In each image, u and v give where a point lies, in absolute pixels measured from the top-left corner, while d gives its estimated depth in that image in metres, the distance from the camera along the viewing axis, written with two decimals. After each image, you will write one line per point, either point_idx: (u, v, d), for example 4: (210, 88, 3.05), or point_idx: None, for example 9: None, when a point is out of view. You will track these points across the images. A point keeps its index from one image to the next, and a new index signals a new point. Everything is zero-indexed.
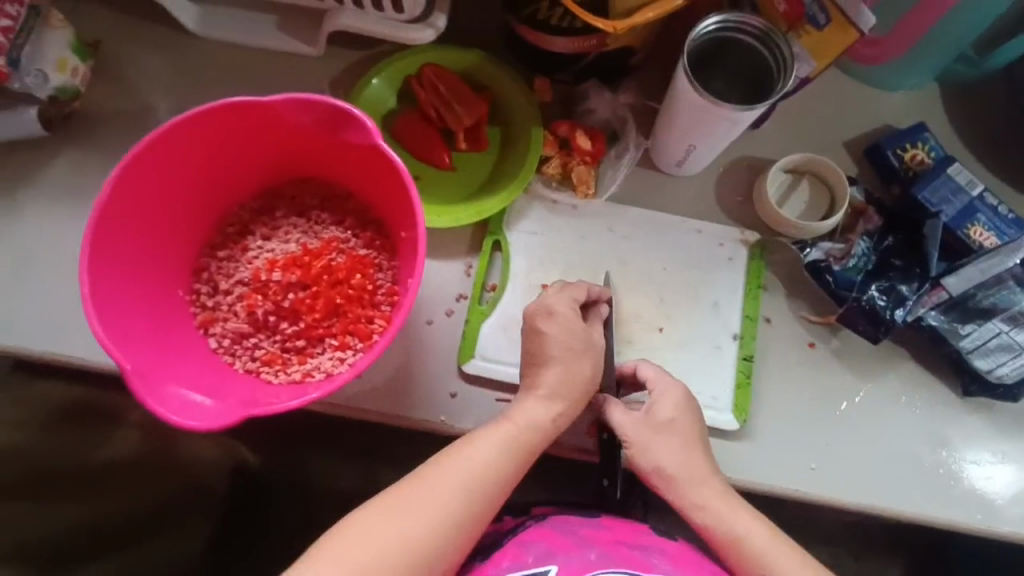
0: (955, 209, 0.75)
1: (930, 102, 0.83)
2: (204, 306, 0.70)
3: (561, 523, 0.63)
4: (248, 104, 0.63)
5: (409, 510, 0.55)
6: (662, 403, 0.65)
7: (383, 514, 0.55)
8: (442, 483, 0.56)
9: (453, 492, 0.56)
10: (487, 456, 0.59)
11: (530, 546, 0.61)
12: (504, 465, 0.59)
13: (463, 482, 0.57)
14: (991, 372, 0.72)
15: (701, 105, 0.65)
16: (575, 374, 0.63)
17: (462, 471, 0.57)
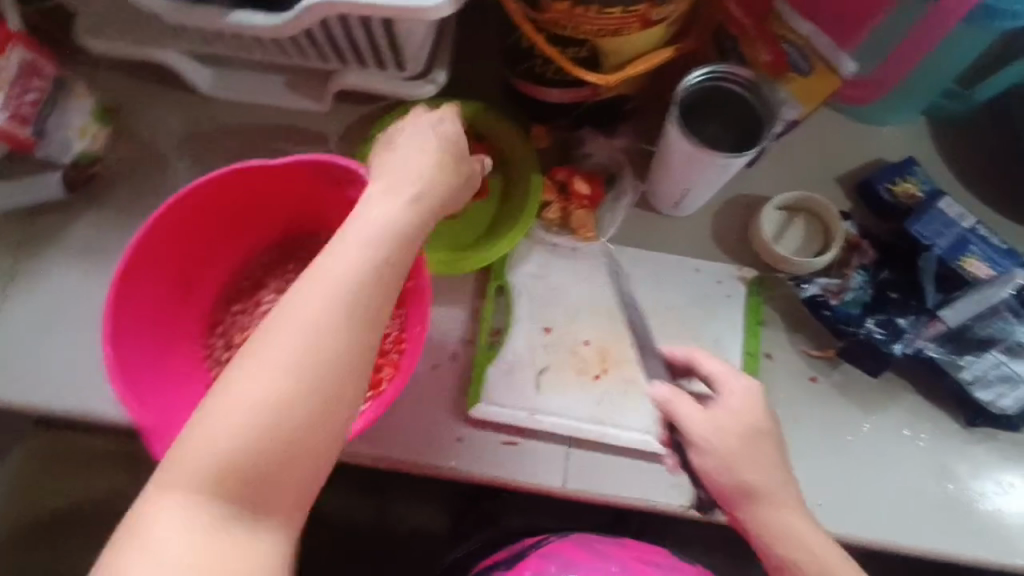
0: (947, 242, 0.76)
1: (919, 136, 0.85)
2: (219, 360, 0.72)
3: (583, 540, 0.75)
4: (262, 166, 0.67)
5: (311, 320, 0.43)
6: (734, 406, 0.62)
7: (280, 328, 0.43)
8: (336, 288, 0.44)
9: (354, 298, 0.44)
10: (369, 247, 0.47)
11: (554, 557, 0.72)
12: (401, 256, 0.48)
13: (363, 277, 0.45)
14: (993, 403, 0.73)
15: (693, 153, 0.68)
16: (738, 427, 0.61)
17: (342, 271, 0.45)
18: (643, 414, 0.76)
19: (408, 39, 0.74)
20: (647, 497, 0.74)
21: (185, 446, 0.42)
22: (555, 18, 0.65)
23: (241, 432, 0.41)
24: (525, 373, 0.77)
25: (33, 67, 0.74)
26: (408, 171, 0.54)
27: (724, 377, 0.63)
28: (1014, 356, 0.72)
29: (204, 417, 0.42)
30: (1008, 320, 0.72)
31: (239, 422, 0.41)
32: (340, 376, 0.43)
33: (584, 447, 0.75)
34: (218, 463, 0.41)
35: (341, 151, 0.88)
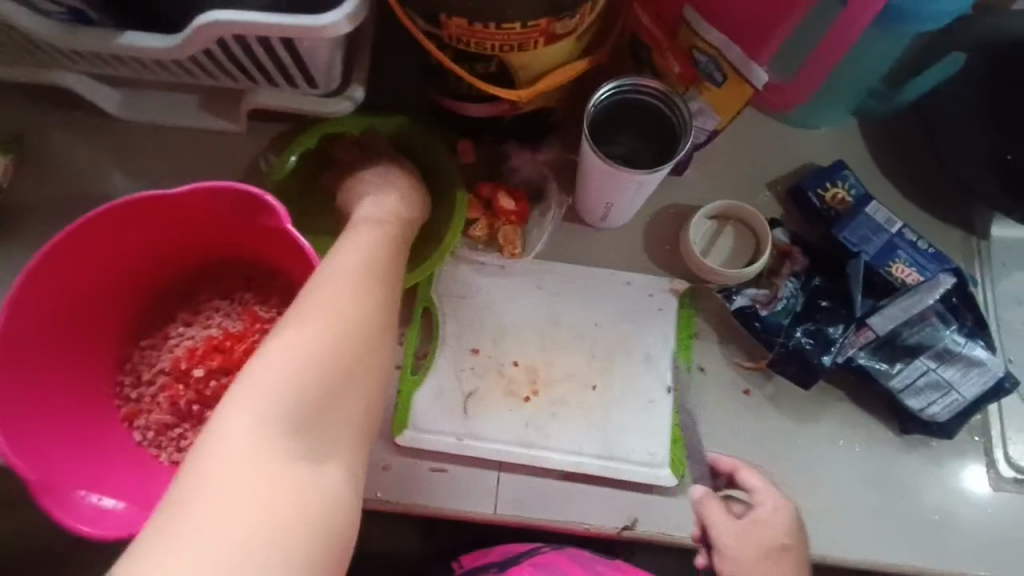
0: (875, 248, 0.75)
1: (849, 139, 0.84)
2: (128, 398, 0.69)
3: (580, 556, 0.72)
4: (153, 197, 0.64)
5: (302, 339, 0.47)
6: (768, 528, 0.61)
7: (271, 353, 0.47)
8: (319, 314, 0.50)
9: (339, 317, 0.50)
10: (341, 285, 0.54)
11: (548, 567, 0.70)
12: (372, 288, 0.55)
13: (337, 306, 0.51)
14: (923, 410, 0.72)
15: (607, 170, 0.66)
16: (775, 538, 0.60)
17: (320, 302, 0.51)
18: (573, 434, 0.74)
19: (314, 57, 0.71)
20: (579, 519, 0.72)
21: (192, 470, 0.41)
22: (457, 34, 0.62)
23: (256, 439, 0.42)
24: (451, 398, 0.75)
25: None
26: (355, 242, 0.62)
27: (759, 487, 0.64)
28: (943, 363, 0.72)
29: (207, 441, 0.42)
30: (936, 326, 0.72)
31: (248, 434, 0.42)
32: (334, 386, 0.47)
33: (514, 472, 0.73)
34: (227, 476, 0.40)
35: (261, 171, 0.85)
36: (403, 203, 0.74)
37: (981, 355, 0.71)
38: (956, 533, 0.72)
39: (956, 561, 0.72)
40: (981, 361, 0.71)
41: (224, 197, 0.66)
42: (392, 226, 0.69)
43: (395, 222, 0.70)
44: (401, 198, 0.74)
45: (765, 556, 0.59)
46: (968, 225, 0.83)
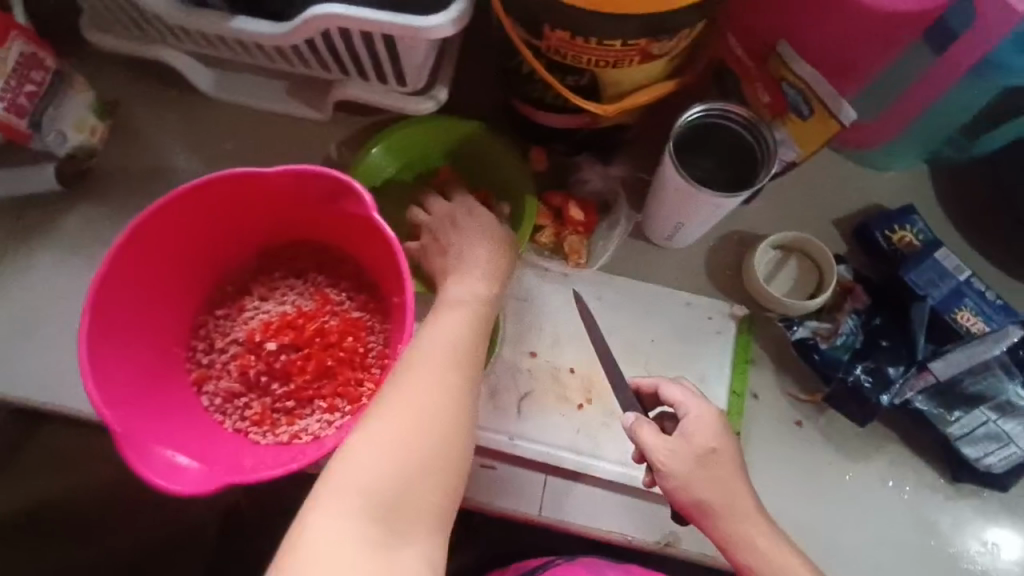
0: (941, 293, 0.75)
1: (918, 183, 0.85)
2: (199, 363, 0.72)
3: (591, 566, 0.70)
4: (251, 174, 0.66)
5: (393, 429, 0.50)
6: (700, 433, 0.61)
7: (353, 457, 0.48)
8: (399, 413, 0.51)
9: (433, 404, 0.52)
10: (424, 377, 0.53)
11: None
12: (454, 377, 0.54)
13: (418, 403, 0.51)
14: (980, 460, 0.72)
15: (685, 189, 0.68)
16: (708, 445, 0.61)
17: (403, 396, 0.52)
18: (622, 447, 0.75)
19: (411, 57, 0.74)
20: (621, 530, 0.73)
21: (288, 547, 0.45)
22: (556, 45, 0.65)
23: (346, 530, 0.45)
24: (506, 399, 0.76)
25: (34, 58, 0.73)
26: (453, 315, 0.62)
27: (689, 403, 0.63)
28: (1003, 415, 0.71)
29: (304, 523, 0.46)
30: (1000, 377, 0.72)
31: (340, 522, 0.45)
32: (419, 475, 0.49)
33: (561, 477, 0.74)
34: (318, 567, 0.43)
35: (338, 161, 0.88)
36: (488, 287, 0.68)
37: None
38: None
39: None
40: None
41: (314, 181, 0.68)
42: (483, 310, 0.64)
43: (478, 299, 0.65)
44: (487, 279, 0.68)
45: (700, 464, 0.60)
46: None
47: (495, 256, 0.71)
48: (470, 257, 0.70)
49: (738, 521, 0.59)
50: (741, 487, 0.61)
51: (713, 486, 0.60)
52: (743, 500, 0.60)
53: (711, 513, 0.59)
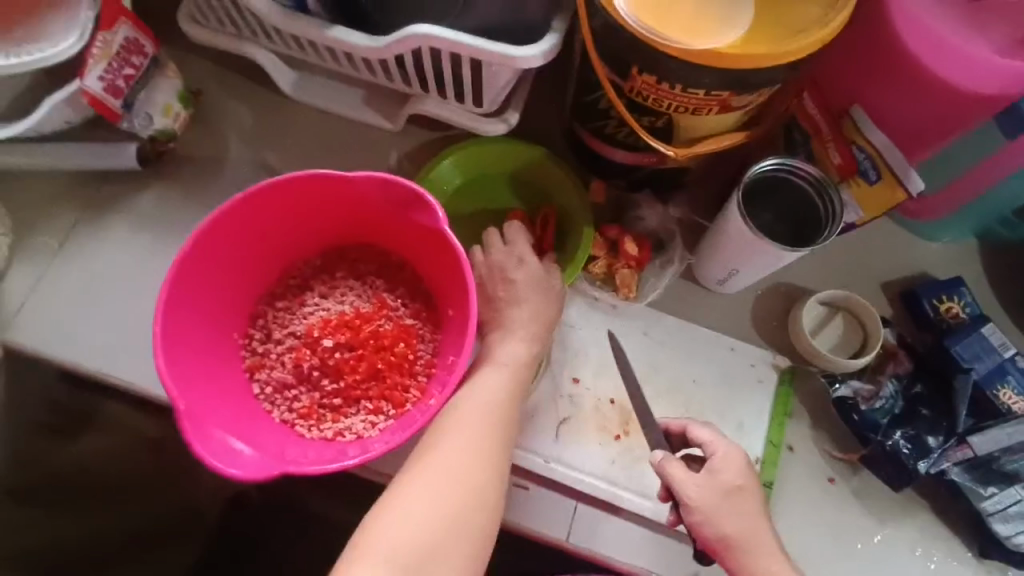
0: (986, 367, 0.76)
1: (968, 257, 0.86)
2: (255, 351, 0.74)
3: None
4: (334, 176, 0.69)
5: (427, 491, 0.58)
6: (727, 472, 0.65)
7: (392, 515, 0.57)
8: (433, 477, 0.59)
9: (461, 470, 0.60)
10: (456, 446, 0.61)
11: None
12: (482, 447, 0.62)
13: (448, 472, 0.60)
14: (1011, 538, 0.71)
15: (748, 238, 0.70)
16: (733, 483, 0.64)
17: (440, 455, 0.61)
18: (654, 482, 0.76)
19: (493, 80, 0.77)
20: (646, 567, 0.73)
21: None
22: (640, 88, 0.68)
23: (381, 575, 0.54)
24: (544, 421, 0.77)
25: (135, 44, 0.77)
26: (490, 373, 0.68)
27: (719, 442, 0.66)
28: None
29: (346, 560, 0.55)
30: None
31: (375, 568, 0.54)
32: (446, 534, 0.57)
33: (592, 506, 0.75)
34: None
35: (403, 172, 0.91)
36: (528, 350, 0.72)
37: None
38: None
39: None
40: None
41: (389, 189, 0.70)
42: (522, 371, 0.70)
43: (516, 363, 0.70)
44: (528, 340, 0.72)
45: (727, 500, 0.64)
46: None
47: (539, 315, 0.74)
48: (520, 299, 0.75)
49: (760, 554, 0.63)
50: (762, 523, 0.64)
51: (738, 520, 0.63)
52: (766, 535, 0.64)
53: (735, 545, 0.63)
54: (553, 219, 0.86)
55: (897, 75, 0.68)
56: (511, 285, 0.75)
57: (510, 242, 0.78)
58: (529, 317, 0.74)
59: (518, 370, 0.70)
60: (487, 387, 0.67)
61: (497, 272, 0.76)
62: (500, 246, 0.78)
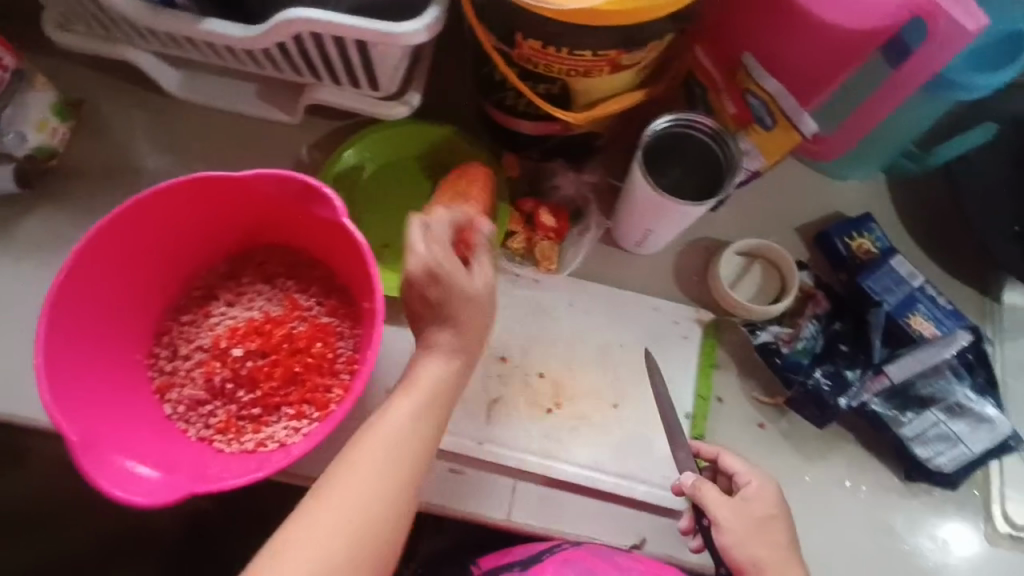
0: (896, 299, 0.78)
1: (878, 193, 0.88)
2: (163, 370, 0.71)
3: (602, 549, 0.69)
4: (218, 177, 0.66)
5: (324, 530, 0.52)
6: (758, 499, 0.66)
7: (280, 560, 0.50)
8: (333, 516, 0.52)
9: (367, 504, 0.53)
10: (354, 497, 0.53)
11: (573, 563, 0.67)
12: (392, 478, 0.54)
13: (340, 529, 0.52)
14: (931, 460, 0.74)
15: (652, 198, 0.69)
16: (767, 512, 0.66)
17: (345, 487, 0.53)
18: (589, 450, 0.76)
19: (383, 61, 0.73)
20: (588, 534, 0.74)
21: None
22: (527, 54, 0.66)
23: None
24: (475, 403, 0.76)
25: None
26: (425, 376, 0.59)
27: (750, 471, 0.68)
28: (953, 416, 0.74)
29: None
30: (949, 379, 0.75)
31: None
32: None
33: (529, 480, 0.75)
34: None
35: (309, 166, 0.87)
36: (453, 369, 0.60)
37: (990, 412, 0.74)
38: None
39: None
40: (989, 419, 0.74)
41: (282, 185, 0.67)
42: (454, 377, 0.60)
43: (440, 389, 0.59)
44: (455, 355, 0.60)
45: (765, 523, 0.65)
46: (984, 287, 0.87)
47: (466, 330, 0.60)
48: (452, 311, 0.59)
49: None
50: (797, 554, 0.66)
51: (775, 545, 0.65)
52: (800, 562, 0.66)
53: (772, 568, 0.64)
54: None
55: (782, 18, 0.68)
56: (438, 299, 0.58)
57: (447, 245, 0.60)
58: (451, 331, 0.60)
59: (439, 399, 0.59)
60: (401, 419, 0.56)
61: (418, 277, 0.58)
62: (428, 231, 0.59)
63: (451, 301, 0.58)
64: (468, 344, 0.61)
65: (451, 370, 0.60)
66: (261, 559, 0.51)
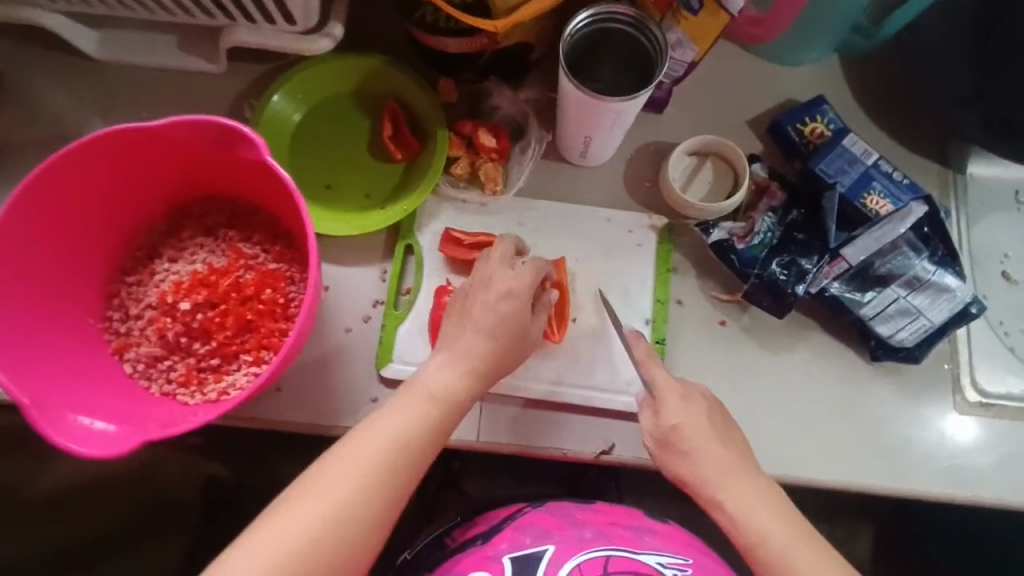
0: (851, 179, 0.76)
1: (830, 75, 0.85)
2: (118, 332, 0.72)
3: (558, 508, 0.70)
4: (132, 130, 0.65)
5: (335, 489, 0.56)
6: (666, 409, 0.65)
7: (296, 510, 0.55)
8: (344, 478, 0.57)
9: (375, 470, 0.58)
10: (347, 479, 0.57)
11: (529, 528, 0.68)
12: (402, 455, 0.59)
13: (317, 522, 0.55)
14: (892, 336, 0.74)
15: (582, 99, 0.67)
16: (682, 424, 0.64)
17: (362, 452, 0.58)
18: (553, 366, 0.76)
19: None
20: (558, 445, 0.74)
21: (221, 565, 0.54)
22: None
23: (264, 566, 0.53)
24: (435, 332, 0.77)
25: None
26: (460, 342, 0.64)
27: (661, 384, 0.67)
28: (912, 290, 0.73)
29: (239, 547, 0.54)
30: (907, 254, 0.74)
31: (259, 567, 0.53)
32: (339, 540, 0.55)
33: (495, 403, 0.75)
34: None
35: (243, 115, 0.85)
36: (465, 380, 0.63)
37: (949, 282, 0.73)
38: (926, 453, 0.75)
39: (926, 483, 0.74)
40: (949, 288, 0.73)
41: (198, 131, 0.66)
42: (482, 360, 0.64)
43: (450, 396, 0.62)
44: (466, 375, 0.63)
45: (683, 434, 0.64)
46: (945, 159, 0.84)
47: (480, 361, 0.64)
48: (502, 290, 0.66)
49: (732, 479, 0.62)
50: (738, 455, 0.64)
51: (702, 452, 0.63)
52: (745, 463, 0.64)
53: (705, 477, 0.63)
54: (406, 124, 0.82)
55: None
56: (487, 310, 0.65)
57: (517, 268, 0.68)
58: (483, 351, 0.64)
59: (447, 403, 0.62)
60: (405, 421, 0.60)
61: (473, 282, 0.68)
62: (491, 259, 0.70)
63: (490, 323, 0.64)
64: (508, 361, 0.66)
65: (479, 355, 0.64)
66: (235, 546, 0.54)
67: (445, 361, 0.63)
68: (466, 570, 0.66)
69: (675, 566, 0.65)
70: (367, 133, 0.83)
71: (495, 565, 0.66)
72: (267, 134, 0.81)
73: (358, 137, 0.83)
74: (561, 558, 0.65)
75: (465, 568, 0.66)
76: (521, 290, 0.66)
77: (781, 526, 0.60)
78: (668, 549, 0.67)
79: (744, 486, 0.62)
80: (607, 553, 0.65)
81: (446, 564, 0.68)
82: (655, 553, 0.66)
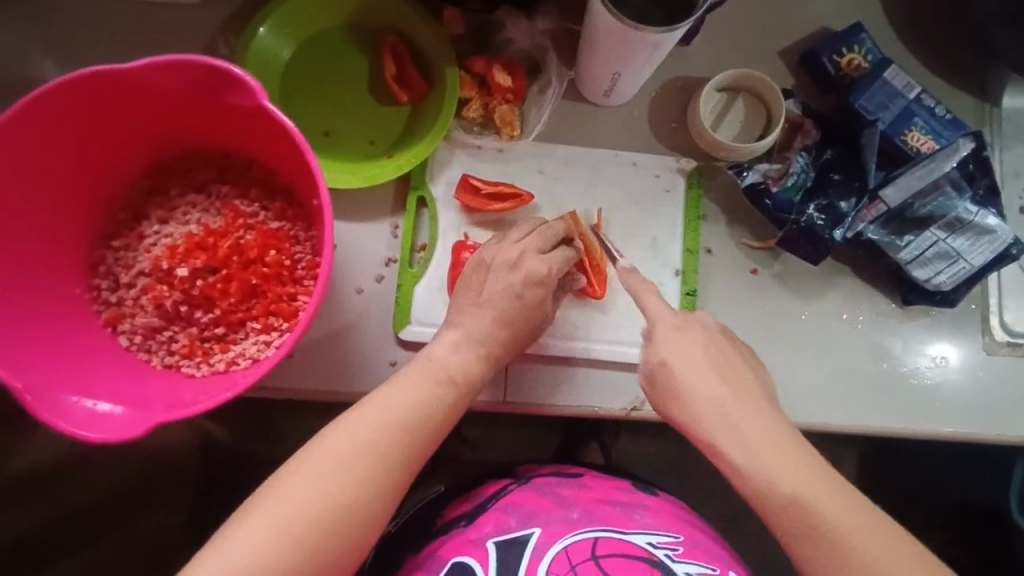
0: (892, 115, 0.72)
1: (867, 2, 0.79)
2: (108, 303, 0.65)
3: (545, 487, 0.65)
4: (106, 72, 0.56)
5: (352, 458, 0.52)
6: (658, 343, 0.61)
7: (308, 478, 0.50)
8: (361, 449, 0.52)
9: (392, 442, 0.54)
10: (364, 449, 0.52)
11: (514, 510, 0.63)
12: (422, 432, 0.56)
13: (333, 498, 0.50)
14: (930, 280, 0.72)
15: (620, 30, 0.60)
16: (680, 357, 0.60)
17: (382, 422, 0.54)
18: (581, 323, 0.73)
19: None
20: (587, 403, 0.72)
21: (222, 536, 0.47)
22: None
23: (270, 537, 0.47)
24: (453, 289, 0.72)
25: None
26: (473, 319, 0.63)
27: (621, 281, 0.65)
28: (952, 233, 0.71)
29: (242, 519, 0.48)
30: (949, 194, 0.71)
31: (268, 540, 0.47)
32: (352, 515, 0.50)
33: (521, 363, 0.72)
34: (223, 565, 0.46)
35: (222, 55, 0.75)
36: (481, 360, 0.62)
37: (992, 223, 0.71)
38: (955, 394, 0.74)
39: (955, 424, 0.73)
40: (991, 230, 0.71)
41: (181, 75, 0.58)
42: (499, 348, 0.63)
43: (465, 378, 0.60)
44: (481, 355, 0.62)
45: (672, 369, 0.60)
46: (981, 90, 0.80)
47: (497, 342, 0.63)
48: (521, 263, 0.64)
49: (725, 413, 0.57)
50: (732, 382, 0.59)
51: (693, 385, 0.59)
52: (735, 383, 0.59)
53: (691, 412, 0.58)
54: (410, 63, 0.74)
55: None
56: (508, 294, 0.63)
57: (546, 254, 0.66)
58: (501, 331, 0.63)
59: (465, 384, 0.60)
60: (421, 394, 0.57)
61: (492, 261, 0.65)
62: (522, 237, 0.67)
63: (512, 308, 0.63)
64: (522, 344, 0.65)
65: (491, 332, 0.62)
66: (235, 517, 0.49)
67: (456, 338, 0.62)
68: (447, 555, 0.60)
69: (667, 546, 0.60)
70: (366, 72, 0.75)
71: (479, 551, 0.60)
72: (255, 74, 0.72)
73: (357, 78, 0.75)
74: (547, 540, 0.59)
75: (446, 553, 0.61)
76: (549, 279, 0.65)
77: (774, 454, 0.54)
78: (660, 527, 0.62)
79: (737, 414, 0.56)
80: (596, 534, 0.59)
81: (431, 547, 0.63)
82: (645, 532, 0.60)
